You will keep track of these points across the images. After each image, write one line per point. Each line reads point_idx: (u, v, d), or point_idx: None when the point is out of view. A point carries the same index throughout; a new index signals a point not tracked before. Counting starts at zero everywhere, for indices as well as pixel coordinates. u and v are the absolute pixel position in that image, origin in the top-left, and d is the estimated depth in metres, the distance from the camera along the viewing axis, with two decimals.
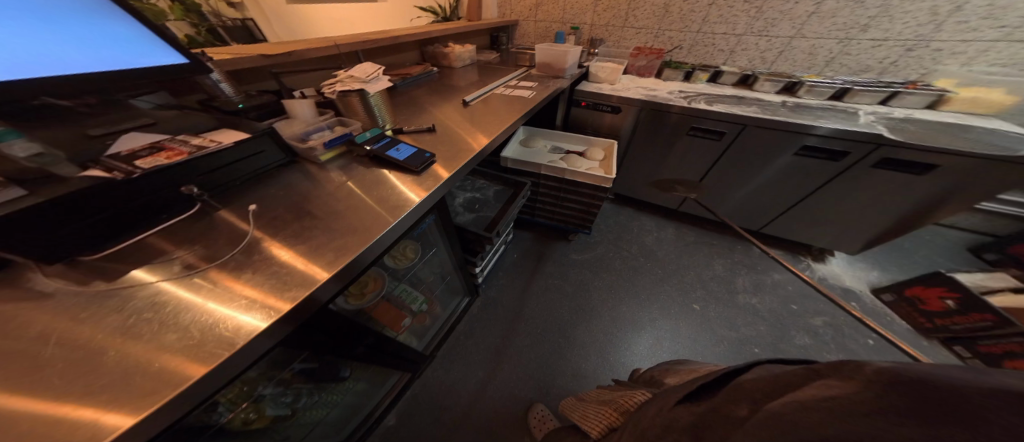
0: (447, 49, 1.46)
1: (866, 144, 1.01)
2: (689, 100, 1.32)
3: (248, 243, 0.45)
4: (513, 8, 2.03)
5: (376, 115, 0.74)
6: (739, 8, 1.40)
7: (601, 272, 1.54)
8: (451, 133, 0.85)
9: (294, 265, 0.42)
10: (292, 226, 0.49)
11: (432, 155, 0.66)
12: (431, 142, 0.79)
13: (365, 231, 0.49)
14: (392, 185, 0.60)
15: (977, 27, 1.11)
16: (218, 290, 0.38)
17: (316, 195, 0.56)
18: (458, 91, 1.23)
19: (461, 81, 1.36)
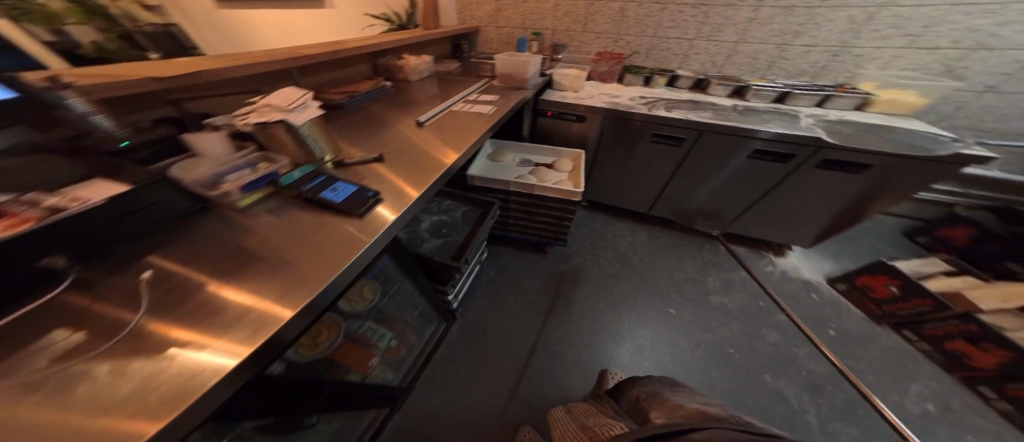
0: (402, 61, 1.35)
1: (808, 147, 1.07)
2: (650, 106, 1.34)
3: (189, 286, 0.38)
4: (472, 15, 1.97)
5: (312, 146, 0.64)
6: (689, 13, 1.45)
7: (579, 283, 1.52)
8: (399, 155, 0.75)
9: (252, 303, 0.37)
10: (232, 269, 0.41)
11: (375, 192, 0.57)
12: (373, 169, 0.69)
13: (306, 279, 0.41)
14: (326, 231, 0.50)
15: (888, 36, 1.19)
16: (161, 339, 0.32)
17: (240, 242, 0.46)
18: (411, 105, 1.12)
19: (416, 95, 1.26)
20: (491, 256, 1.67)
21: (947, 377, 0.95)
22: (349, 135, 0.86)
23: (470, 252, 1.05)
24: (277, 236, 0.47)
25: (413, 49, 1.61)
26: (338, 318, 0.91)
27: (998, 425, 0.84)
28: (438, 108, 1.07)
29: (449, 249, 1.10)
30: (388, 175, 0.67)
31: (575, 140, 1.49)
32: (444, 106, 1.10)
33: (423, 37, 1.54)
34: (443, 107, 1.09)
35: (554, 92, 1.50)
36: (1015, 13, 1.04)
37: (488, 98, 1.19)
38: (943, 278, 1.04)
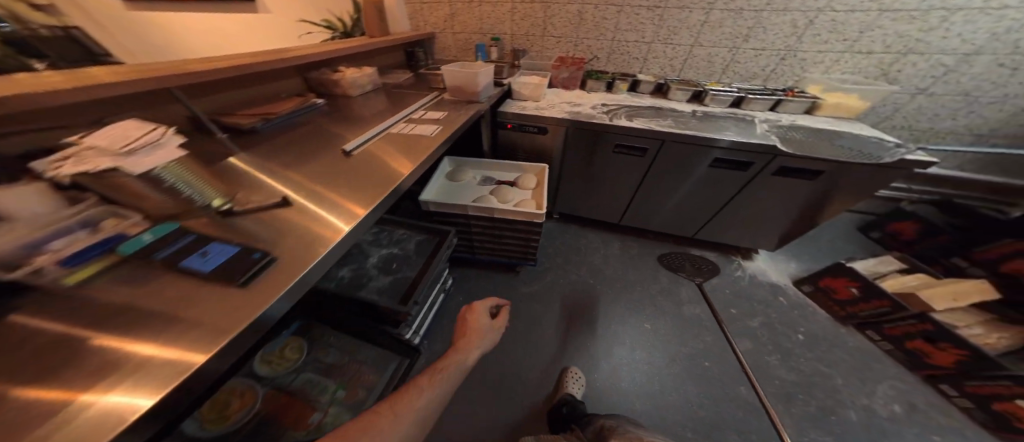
0: (338, 74, 1.20)
1: (765, 155, 1.07)
2: (611, 116, 1.29)
3: (65, 344, 0.31)
4: (426, 20, 1.84)
5: (186, 193, 0.49)
6: (644, 16, 1.41)
7: (550, 301, 1.46)
8: (312, 193, 0.61)
9: (157, 350, 0.32)
10: (112, 321, 0.34)
11: (263, 252, 0.44)
12: (266, 216, 0.54)
13: (204, 323, 0.35)
14: (174, 315, 0.36)
15: (827, 40, 1.22)
16: (33, 409, 0.26)
17: (108, 302, 0.36)
18: (342, 125, 0.97)
19: (354, 113, 1.10)
20: (459, 279, 1.56)
21: (910, 375, 0.99)
22: (251, 167, 0.69)
23: (420, 290, 0.98)
24: (144, 297, 0.37)
25: (358, 59, 1.46)
26: (252, 381, 0.87)
27: (959, 422, 0.88)
28: (376, 128, 0.92)
29: (398, 289, 1.02)
30: (285, 222, 0.53)
31: (539, 151, 1.42)
32: (383, 127, 0.95)
33: (367, 45, 1.38)
34: (380, 128, 0.93)
35: (514, 102, 1.41)
36: (938, 20, 1.06)
37: (437, 115, 1.07)
38: (898, 277, 1.06)
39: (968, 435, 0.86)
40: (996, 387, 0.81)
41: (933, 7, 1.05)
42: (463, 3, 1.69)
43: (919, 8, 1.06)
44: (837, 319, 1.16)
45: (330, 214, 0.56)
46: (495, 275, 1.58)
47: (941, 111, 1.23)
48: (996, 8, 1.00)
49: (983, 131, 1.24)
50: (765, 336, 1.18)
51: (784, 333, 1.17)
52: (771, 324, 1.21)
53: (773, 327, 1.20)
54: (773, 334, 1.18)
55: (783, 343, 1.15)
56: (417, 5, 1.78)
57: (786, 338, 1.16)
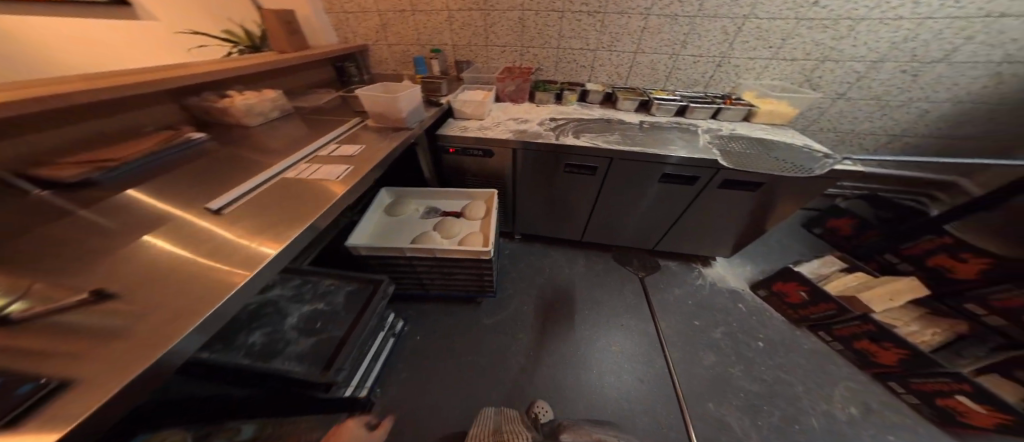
0: (225, 100, 1.00)
1: (709, 169, 1.05)
2: (559, 133, 1.22)
3: None
4: (354, 31, 1.64)
5: None
6: (586, 22, 1.35)
7: (516, 332, 1.38)
8: (144, 279, 0.45)
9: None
10: None
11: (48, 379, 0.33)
12: (55, 331, 0.37)
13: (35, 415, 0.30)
14: None
15: (755, 46, 1.24)
16: None
17: None
18: (227, 167, 0.78)
19: (248, 149, 0.91)
20: (415, 318, 1.43)
21: (861, 373, 1.02)
22: (50, 247, 0.49)
23: (345, 352, 0.87)
24: None
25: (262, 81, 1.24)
26: None
27: (911, 418, 0.91)
28: (267, 172, 0.74)
29: (318, 354, 0.87)
30: (83, 328, 0.38)
31: (489, 172, 1.31)
32: (278, 170, 0.77)
33: (273, 62, 1.17)
34: (272, 173, 0.75)
35: (455, 123, 1.30)
36: (847, 29, 1.11)
37: (353, 149, 0.91)
38: (840, 279, 1.10)
39: (919, 431, 0.89)
40: (937, 384, 0.84)
41: (840, 16, 1.09)
42: (393, 12, 1.52)
43: (830, 17, 1.10)
44: (791, 322, 1.20)
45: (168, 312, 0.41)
46: (453, 310, 1.46)
47: (858, 114, 1.30)
48: (893, 19, 1.05)
49: (897, 133, 1.30)
50: (728, 347, 1.18)
51: (745, 342, 1.18)
52: (733, 334, 1.22)
53: (735, 337, 1.21)
54: (735, 344, 1.19)
55: (744, 352, 1.15)
56: (341, 16, 1.57)
57: (747, 347, 1.17)
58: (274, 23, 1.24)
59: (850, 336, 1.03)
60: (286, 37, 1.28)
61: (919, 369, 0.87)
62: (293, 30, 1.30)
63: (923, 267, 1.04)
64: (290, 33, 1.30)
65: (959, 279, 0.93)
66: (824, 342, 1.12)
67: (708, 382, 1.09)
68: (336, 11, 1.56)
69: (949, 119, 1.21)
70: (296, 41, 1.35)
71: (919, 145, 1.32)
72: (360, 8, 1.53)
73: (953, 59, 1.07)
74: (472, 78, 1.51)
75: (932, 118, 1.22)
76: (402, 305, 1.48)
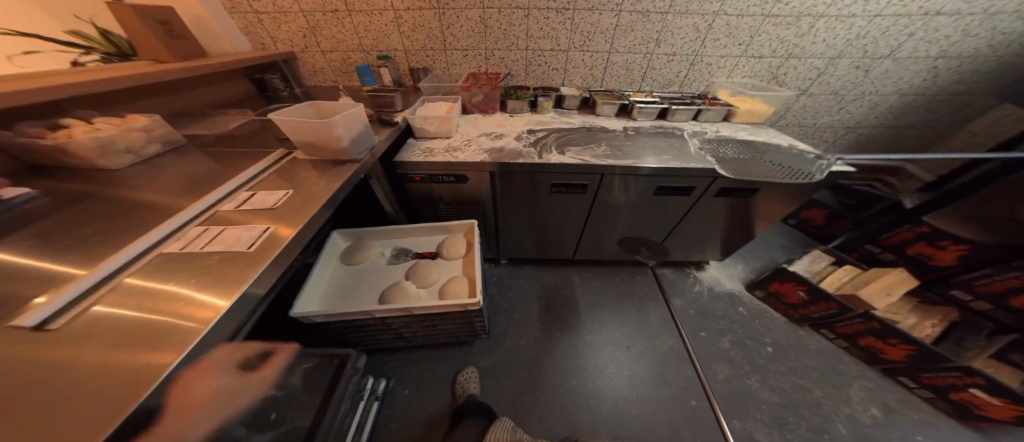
0: (59, 132, 0.70)
1: (705, 178, 0.96)
2: (541, 149, 1.06)
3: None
4: (273, 36, 1.32)
5: None
6: (555, 20, 1.22)
7: (515, 373, 1.21)
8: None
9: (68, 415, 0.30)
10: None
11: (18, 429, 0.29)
12: None
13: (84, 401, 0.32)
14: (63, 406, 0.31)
15: (725, 45, 1.20)
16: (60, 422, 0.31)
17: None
18: (53, 246, 0.48)
19: (102, 207, 0.60)
20: (398, 374, 1.18)
21: (870, 369, 1.03)
22: None
23: None
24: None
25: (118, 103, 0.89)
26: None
27: (928, 414, 0.92)
28: (132, 247, 0.47)
29: None
30: None
31: (465, 198, 1.12)
32: (151, 242, 0.49)
33: (146, 77, 0.84)
34: (139, 247, 0.48)
35: (417, 144, 1.09)
36: (807, 26, 1.10)
37: (275, 196, 0.66)
38: (832, 276, 1.11)
39: (938, 424, 0.90)
40: (946, 378, 0.85)
41: (801, 14, 1.08)
42: (323, 13, 1.25)
43: (792, 14, 1.08)
44: (793, 321, 1.19)
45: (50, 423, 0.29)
46: (439, 362, 1.23)
47: (820, 109, 1.34)
48: (847, 16, 1.06)
49: (852, 125, 1.39)
50: (740, 356, 1.13)
51: (755, 349, 1.14)
52: (741, 341, 1.17)
53: (744, 345, 1.16)
54: (745, 351, 1.14)
55: (756, 360, 1.11)
56: (251, 17, 1.26)
57: (756, 353, 1.12)
58: (136, 27, 0.89)
59: (853, 333, 1.03)
60: (165, 43, 0.95)
61: (929, 364, 0.87)
62: (175, 35, 0.98)
63: (904, 256, 1.08)
64: (171, 38, 0.97)
65: (940, 265, 0.98)
66: (828, 340, 1.12)
67: (729, 398, 1.01)
68: (243, 10, 1.23)
69: (894, 111, 1.31)
70: (181, 47, 1.01)
71: (867, 135, 1.43)
72: (277, 6, 1.22)
73: (898, 55, 1.13)
74: (431, 88, 1.29)
75: (881, 110, 1.31)
76: (378, 359, 1.22)
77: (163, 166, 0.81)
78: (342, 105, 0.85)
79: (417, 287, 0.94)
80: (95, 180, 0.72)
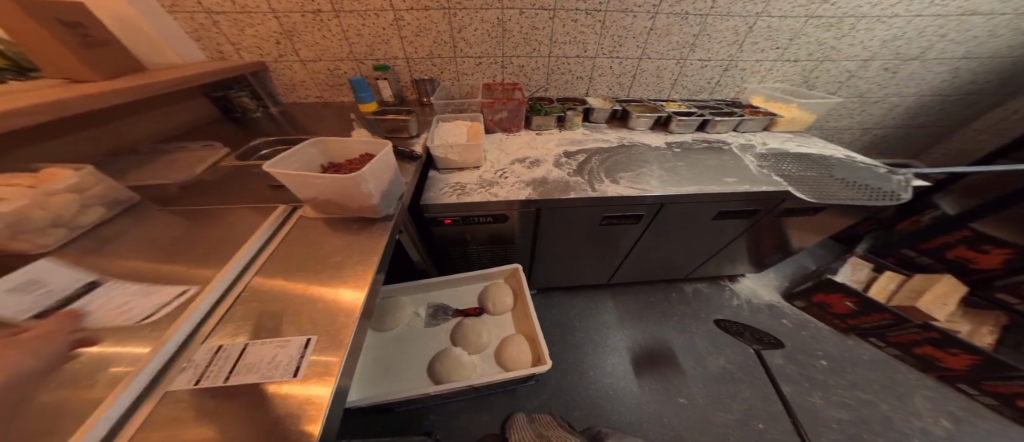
0: None
1: (772, 200, 0.89)
2: (590, 177, 0.93)
3: None
4: (234, 42, 1.05)
5: None
6: (584, 23, 1.08)
7: (569, 413, 1.09)
8: None
9: None
10: None
11: None
12: None
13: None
14: None
15: (763, 48, 1.13)
16: None
17: None
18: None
19: None
20: (442, 428, 1.05)
21: (925, 376, 1.11)
22: None
23: None
24: None
25: (11, 150, 0.61)
26: None
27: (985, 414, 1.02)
28: (121, 392, 0.33)
29: None
30: None
31: (503, 237, 0.97)
32: (148, 377, 0.36)
33: (57, 110, 0.57)
34: (133, 388, 0.34)
35: (443, 178, 0.92)
36: (848, 27, 1.06)
37: (306, 292, 0.49)
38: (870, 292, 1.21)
39: (1001, 426, 0.99)
40: (1012, 385, 0.92)
41: (847, 14, 1.03)
42: (303, 14, 1.00)
43: (836, 15, 1.03)
44: (838, 330, 1.25)
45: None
46: (483, 414, 1.08)
47: (843, 111, 1.35)
48: (889, 17, 1.02)
49: (868, 125, 1.42)
50: (797, 374, 1.13)
51: (809, 363, 1.16)
52: (792, 356, 1.19)
53: (797, 360, 1.17)
54: (800, 368, 1.15)
55: (813, 374, 1.13)
56: (202, 18, 0.98)
57: (813, 368, 1.14)
58: (19, 26, 0.60)
59: (905, 341, 1.09)
60: (78, 52, 0.66)
61: (992, 371, 0.94)
62: (98, 45, 0.69)
63: (940, 259, 1.21)
64: (89, 48, 0.68)
65: (984, 268, 1.11)
66: (876, 346, 1.18)
67: (809, 417, 1.01)
68: (190, 8, 0.95)
69: (909, 110, 1.34)
70: (105, 58, 0.72)
71: (878, 134, 1.46)
72: (239, 4, 0.96)
73: (927, 56, 1.13)
74: (442, 104, 1.10)
75: (898, 110, 1.35)
76: (412, 420, 1.06)
77: (114, 241, 0.58)
78: (356, 141, 0.66)
79: (471, 353, 0.85)
80: None
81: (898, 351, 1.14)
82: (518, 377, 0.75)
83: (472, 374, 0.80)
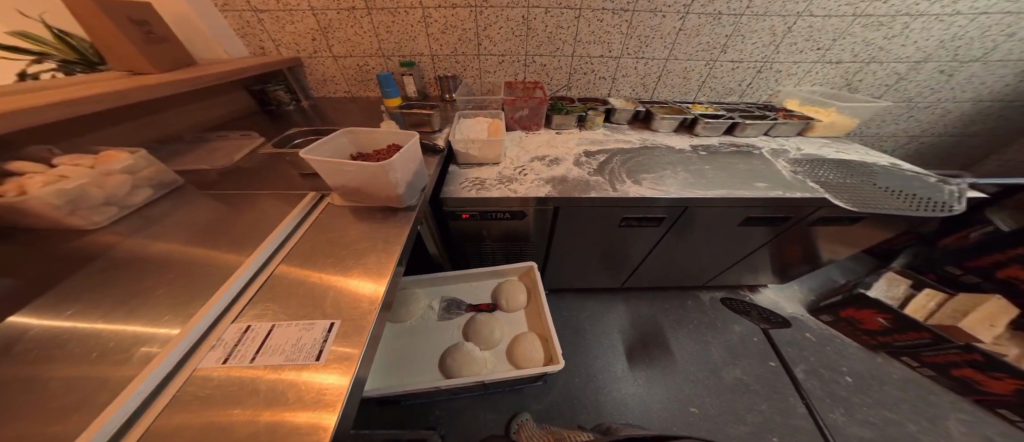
0: (8, 184, 0.49)
1: (806, 207, 0.85)
2: (611, 178, 0.91)
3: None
4: (274, 39, 1.11)
5: None
6: (610, 23, 1.06)
7: (577, 414, 1.08)
8: None
9: (276, 427, 0.34)
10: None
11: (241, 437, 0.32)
12: None
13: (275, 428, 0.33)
14: (247, 433, 0.33)
15: (802, 49, 1.08)
16: (266, 430, 0.33)
17: None
18: (50, 414, 0.32)
19: (83, 316, 0.42)
20: (447, 423, 1.06)
21: (971, 408, 1.02)
22: None
23: None
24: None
25: (74, 135, 0.66)
26: None
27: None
28: (154, 368, 0.35)
29: None
30: None
31: (519, 234, 0.97)
32: (180, 354, 0.38)
33: (119, 99, 0.62)
34: (166, 363, 0.36)
35: (462, 173, 0.93)
36: (901, 26, 0.99)
37: (330, 279, 0.50)
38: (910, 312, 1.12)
39: None
40: None
41: (900, 12, 0.96)
42: (338, 11, 1.04)
43: (888, 13, 0.96)
44: (868, 347, 1.17)
45: (278, 425, 0.34)
46: (489, 411, 1.09)
47: (887, 117, 1.27)
48: (949, 15, 0.95)
49: (915, 132, 1.32)
50: (820, 389, 1.07)
51: (834, 379, 1.09)
52: (816, 371, 1.12)
53: (821, 375, 1.11)
54: (824, 383, 1.08)
55: (838, 392, 1.06)
56: (248, 16, 1.04)
57: (839, 386, 1.08)
58: (95, 23, 0.66)
59: (946, 364, 1.01)
60: (142, 48, 0.72)
61: None
62: (159, 42, 0.76)
63: (992, 279, 1.11)
64: (151, 44, 0.74)
65: None
66: (910, 367, 1.10)
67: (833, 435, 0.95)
68: (237, 7, 1.01)
69: (964, 118, 1.24)
70: (164, 53, 0.78)
71: (925, 142, 1.36)
72: (281, 3, 1.01)
73: (989, 58, 1.05)
74: (464, 101, 1.11)
75: (951, 117, 1.25)
76: (420, 412, 1.08)
77: (156, 222, 0.61)
78: (384, 133, 0.68)
79: (481, 348, 0.86)
80: (74, 250, 0.53)
81: (937, 374, 1.05)
82: (532, 373, 0.74)
83: (483, 369, 0.81)
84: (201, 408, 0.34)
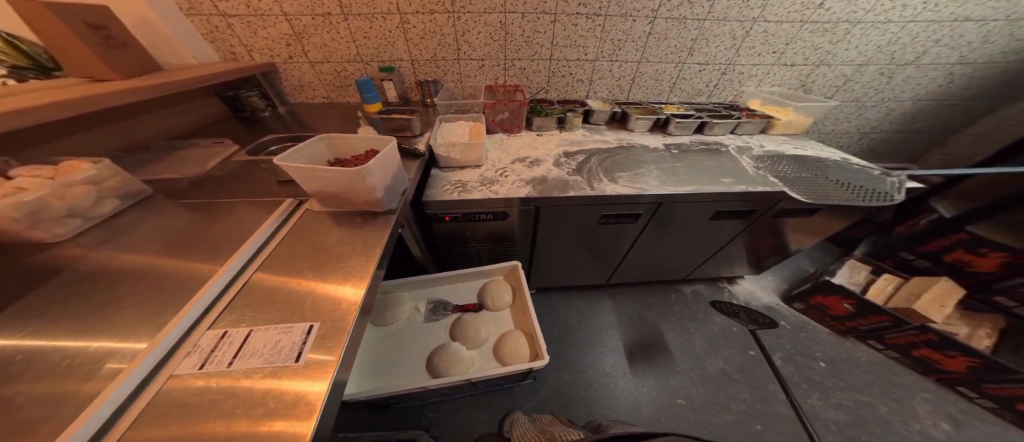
0: None
1: (768, 200, 0.91)
2: (589, 177, 0.95)
3: None
4: (246, 43, 1.09)
5: None
6: (584, 28, 1.10)
7: (569, 410, 1.10)
8: None
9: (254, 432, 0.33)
10: None
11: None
12: None
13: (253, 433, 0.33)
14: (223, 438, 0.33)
15: (760, 52, 1.15)
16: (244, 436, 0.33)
17: None
18: (14, 431, 0.31)
19: (45, 332, 0.41)
20: (438, 426, 1.05)
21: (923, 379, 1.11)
22: None
23: None
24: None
25: (32, 145, 0.64)
26: None
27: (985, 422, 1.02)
28: (124, 379, 0.35)
29: None
30: None
31: (502, 234, 0.98)
32: (153, 362, 0.37)
33: (80, 106, 0.60)
34: (138, 373, 0.36)
35: (444, 176, 0.94)
36: (843, 32, 1.08)
37: (309, 284, 0.50)
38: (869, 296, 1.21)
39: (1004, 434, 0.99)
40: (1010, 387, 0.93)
41: (842, 19, 1.05)
42: (313, 16, 1.04)
43: (831, 20, 1.05)
44: (837, 332, 1.26)
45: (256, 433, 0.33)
46: (481, 411, 1.09)
47: (841, 115, 1.37)
48: (883, 22, 1.05)
49: (866, 128, 1.43)
50: (796, 375, 1.14)
51: (807, 364, 1.17)
52: (792, 357, 1.19)
53: (796, 361, 1.18)
54: (799, 369, 1.15)
55: (811, 376, 1.13)
56: (218, 20, 1.02)
57: (811, 370, 1.15)
58: (48, 27, 0.63)
59: (907, 345, 1.10)
60: (100, 53, 0.69)
61: (991, 376, 0.95)
62: (119, 46, 0.73)
63: (941, 263, 1.22)
64: (111, 49, 0.72)
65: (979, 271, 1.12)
66: (875, 349, 1.19)
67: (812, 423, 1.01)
68: (206, 11, 0.99)
69: (906, 115, 1.36)
70: (126, 58, 0.76)
71: (876, 138, 1.48)
72: (252, 7, 1.00)
73: (921, 61, 1.16)
74: (445, 105, 1.13)
75: (895, 114, 1.37)
76: (409, 416, 1.07)
77: (125, 233, 0.59)
78: (362, 138, 0.69)
79: (469, 348, 0.87)
80: (35, 265, 0.51)
81: (899, 354, 1.14)
82: (519, 370, 0.76)
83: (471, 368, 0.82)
84: (177, 416, 0.34)
